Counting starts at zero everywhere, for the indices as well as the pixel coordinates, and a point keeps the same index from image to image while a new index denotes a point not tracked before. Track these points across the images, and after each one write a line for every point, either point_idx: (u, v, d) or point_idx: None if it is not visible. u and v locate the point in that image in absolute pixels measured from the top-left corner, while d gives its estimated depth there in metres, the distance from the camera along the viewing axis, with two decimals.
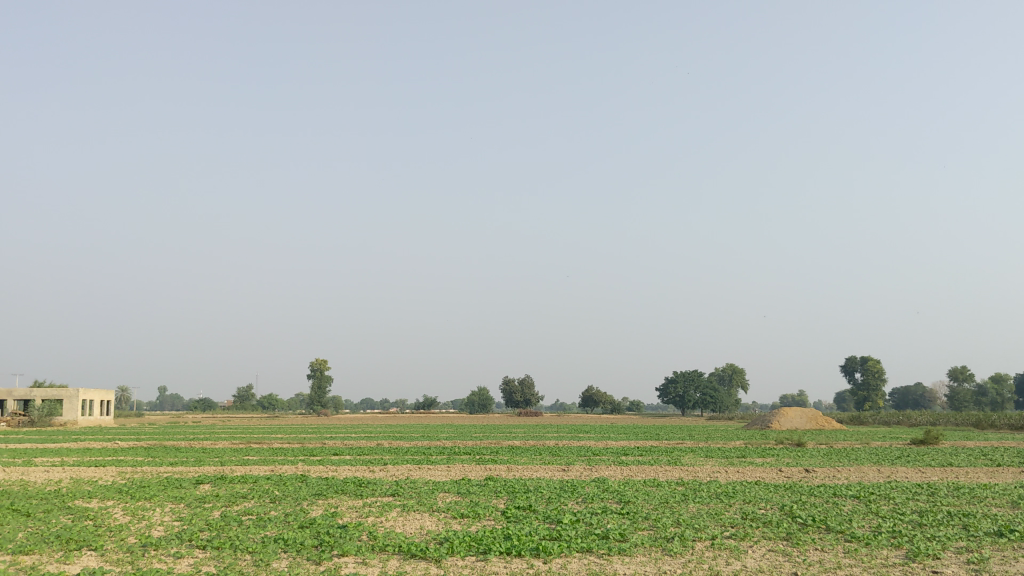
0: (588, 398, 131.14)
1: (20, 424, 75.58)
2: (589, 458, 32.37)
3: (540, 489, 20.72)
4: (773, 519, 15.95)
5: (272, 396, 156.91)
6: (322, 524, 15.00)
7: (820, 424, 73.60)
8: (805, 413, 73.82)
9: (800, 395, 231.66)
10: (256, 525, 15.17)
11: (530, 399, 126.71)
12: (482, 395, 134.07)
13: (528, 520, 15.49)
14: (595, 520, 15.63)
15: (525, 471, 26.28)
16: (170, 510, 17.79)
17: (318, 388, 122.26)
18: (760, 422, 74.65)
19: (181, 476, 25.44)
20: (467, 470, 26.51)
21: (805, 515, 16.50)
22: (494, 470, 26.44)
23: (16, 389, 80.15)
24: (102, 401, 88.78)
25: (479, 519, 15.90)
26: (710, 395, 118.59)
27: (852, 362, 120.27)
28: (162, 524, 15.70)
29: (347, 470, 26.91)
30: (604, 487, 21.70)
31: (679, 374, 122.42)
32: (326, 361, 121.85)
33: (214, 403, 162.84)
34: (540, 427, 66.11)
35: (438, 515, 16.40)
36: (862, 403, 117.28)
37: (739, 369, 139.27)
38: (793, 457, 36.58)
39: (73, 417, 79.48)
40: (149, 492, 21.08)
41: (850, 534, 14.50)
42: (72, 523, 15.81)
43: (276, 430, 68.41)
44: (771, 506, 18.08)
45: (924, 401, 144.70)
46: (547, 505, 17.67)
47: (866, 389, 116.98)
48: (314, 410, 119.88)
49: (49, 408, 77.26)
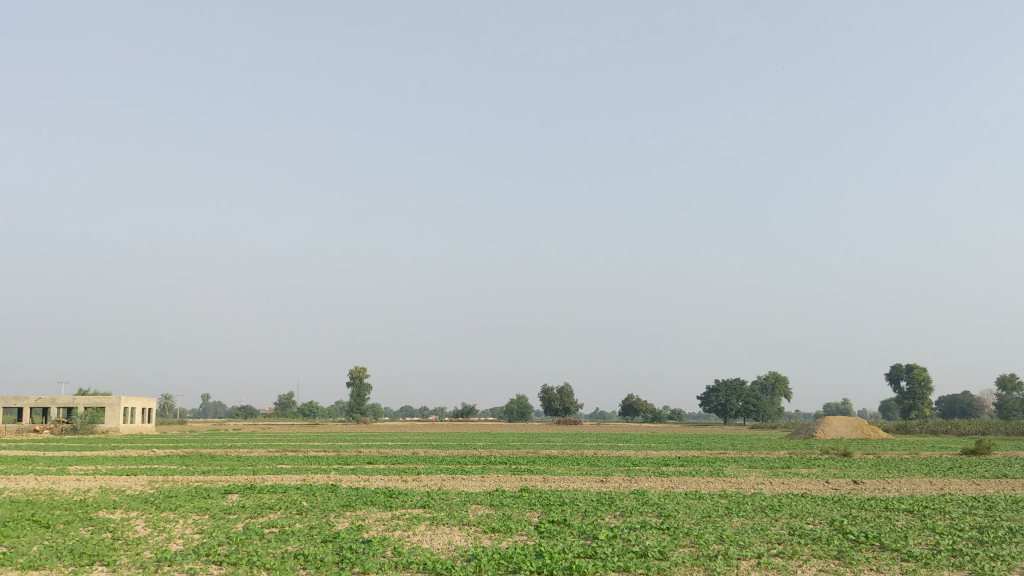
0: (628, 407, 129.89)
1: (63, 431, 76.02)
2: (629, 468, 31.57)
3: (577, 502, 19.90)
4: (822, 535, 15.05)
5: (313, 403, 157.12)
6: (346, 538, 14.37)
7: (867, 434, 71.78)
8: (851, 422, 72.32)
9: (844, 403, 228.51)
10: (278, 539, 14.53)
11: (569, 407, 125.64)
12: (522, 403, 133.41)
13: (563, 536, 14.71)
14: (634, 535, 14.81)
15: (562, 482, 25.58)
16: (193, 521, 17.24)
17: (358, 395, 122.17)
18: (805, 431, 73.07)
19: (209, 486, 25.02)
20: (502, 480, 25.78)
21: (857, 531, 15.57)
22: (529, 481, 25.79)
23: (59, 397, 80.68)
24: (144, 409, 89.19)
25: (511, 535, 15.17)
26: (752, 404, 117.03)
27: (898, 369, 117.98)
28: (184, 537, 15.17)
29: (380, 480, 26.33)
30: (643, 500, 20.83)
31: (721, 382, 120.66)
32: (365, 368, 121.74)
33: (255, 411, 163.66)
34: (579, 436, 65.17)
35: (468, 529, 15.69)
36: (907, 412, 115.06)
37: (782, 377, 137.35)
38: (841, 468, 35.42)
39: (115, 424, 79.84)
40: (173, 503, 20.58)
41: (907, 553, 13.57)
42: (90, 535, 15.38)
43: (314, 438, 68.07)
44: (818, 521, 17.18)
45: (972, 410, 141.73)
46: (583, 519, 16.88)
47: (912, 398, 114.59)
48: (355, 418, 119.74)
49: (92, 415, 77.71)
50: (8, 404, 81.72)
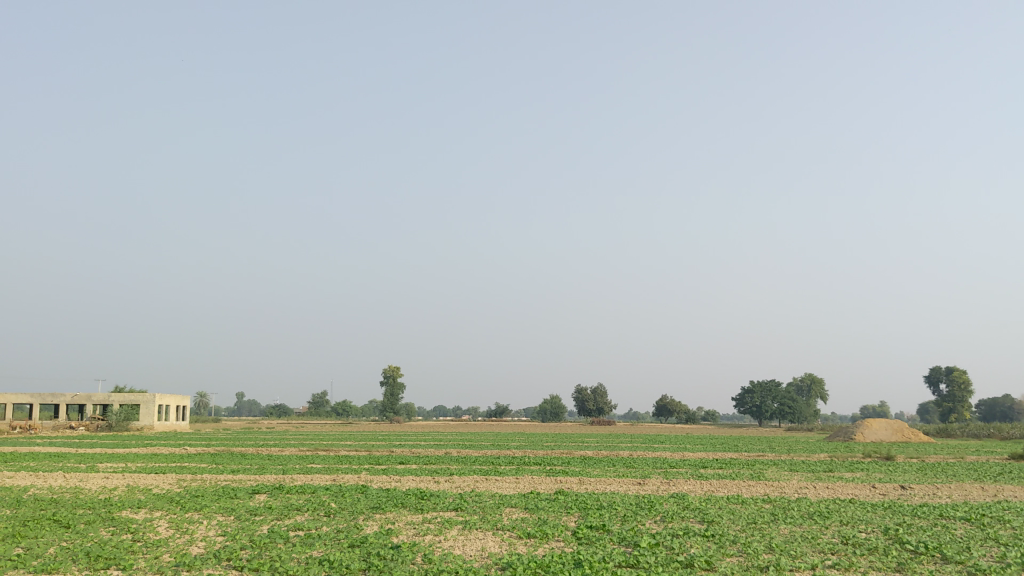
0: (662, 408, 128.76)
1: (98, 429, 76.25)
2: (667, 471, 30.58)
3: (614, 506, 19.03)
4: (879, 545, 14.13)
5: (347, 402, 157.07)
6: (374, 542, 13.69)
7: (908, 437, 70.04)
8: (891, 425, 70.75)
9: (882, 405, 226.08)
10: (303, 543, 13.86)
11: (602, 408, 124.49)
12: (555, 403, 132.49)
13: (602, 543, 13.96)
14: (677, 544, 14.01)
15: (599, 484, 24.72)
16: (217, 522, 16.64)
17: (391, 395, 121.93)
18: (843, 433, 71.56)
19: (237, 485, 24.44)
20: (537, 482, 24.94)
21: (917, 541, 14.59)
22: (565, 482, 24.99)
23: (95, 394, 80.98)
24: (179, 407, 89.43)
25: (547, 541, 14.42)
26: (788, 405, 115.11)
27: (938, 372, 115.74)
28: (204, 540, 14.56)
29: (412, 480, 25.70)
30: (684, 504, 19.98)
31: (755, 384, 119.03)
32: (399, 367, 121.59)
33: (290, 409, 164.24)
34: (615, 437, 64.11)
35: (503, 534, 14.98)
36: (946, 414, 112.61)
37: (818, 379, 135.35)
38: (886, 472, 34.28)
39: (149, 421, 80.05)
40: (199, 503, 20.05)
41: (972, 566, 12.62)
42: (111, 537, 14.81)
43: (347, 437, 67.59)
44: (872, 528, 16.27)
45: (1013, 413, 139.08)
46: (624, 525, 16.11)
47: (952, 400, 112.41)
48: (388, 417, 119.51)
49: (126, 413, 77.96)
50: (44, 400, 82.18)
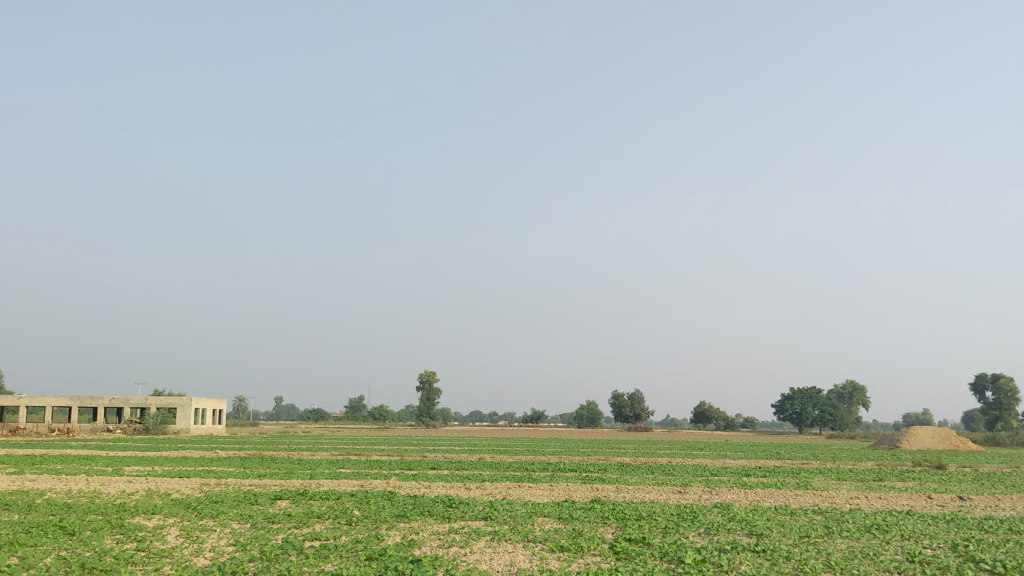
0: (700, 415, 126.89)
1: (135, 432, 76.09)
2: (708, 478, 29.44)
3: (654, 517, 17.81)
4: (950, 564, 12.74)
5: (384, 406, 156.70)
6: (395, 556, 12.53)
7: (956, 445, 67.94)
8: (938, 432, 68.59)
9: (925, 413, 222.06)
10: (317, 556, 12.74)
11: (640, 414, 122.80)
12: (592, 408, 130.91)
13: (641, 558, 12.75)
14: (726, 560, 12.70)
15: (637, 492, 23.56)
16: (230, 531, 15.66)
17: (428, 400, 121.06)
18: (888, 441, 69.51)
19: (259, 490, 23.50)
20: (572, 489, 23.75)
21: (994, 559, 13.17)
22: (601, 490, 23.85)
23: (132, 397, 80.56)
24: (216, 411, 89.08)
25: (581, 556, 13.22)
26: (829, 412, 112.65)
27: (984, 379, 112.69)
28: (213, 550, 13.48)
29: (442, 487, 24.55)
30: (730, 515, 18.67)
31: (796, 391, 116.80)
32: (435, 372, 120.69)
33: (327, 413, 164.12)
34: (653, 444, 62.54)
35: (533, 547, 13.83)
36: (992, 422, 109.61)
37: (860, 386, 132.57)
38: (939, 482, 32.82)
39: (186, 425, 79.68)
40: (216, 509, 19.08)
41: None
42: (115, 546, 13.86)
43: (379, 441, 66.53)
44: (939, 544, 14.94)
45: None
46: (666, 538, 14.89)
47: (998, 408, 109.26)
48: (424, 422, 118.60)
49: (163, 416, 77.69)
50: (83, 404, 82.13)
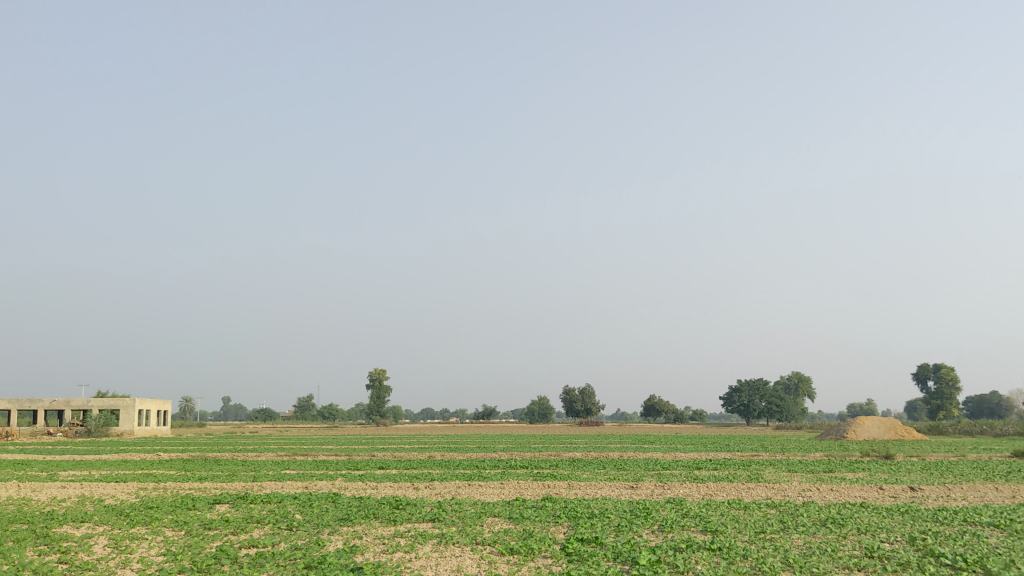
0: (650, 408, 127.30)
1: (77, 434, 74.15)
2: (661, 472, 29.13)
3: (608, 515, 17.31)
4: (911, 559, 12.36)
5: (333, 405, 155.07)
6: (335, 564, 11.85)
7: (901, 434, 68.61)
8: (884, 422, 69.21)
9: (868, 404, 225.68)
10: (251, 565, 12.02)
11: (591, 408, 122.87)
12: (543, 404, 130.48)
13: (594, 560, 12.19)
14: (680, 560, 12.21)
15: (588, 489, 23.08)
16: (163, 539, 14.87)
17: (377, 398, 119.99)
18: (835, 432, 69.98)
19: (198, 495, 22.61)
20: (523, 488, 23.21)
21: (953, 554, 12.81)
22: (552, 488, 23.34)
23: (73, 399, 78.57)
24: (161, 412, 87.21)
25: (532, 558, 12.65)
26: (776, 404, 113.66)
27: (925, 369, 114.38)
28: (141, 562, 12.67)
29: (389, 488, 23.83)
30: (684, 511, 18.29)
31: (743, 383, 117.63)
32: (384, 370, 119.56)
33: (275, 413, 162.07)
34: (603, 438, 62.30)
35: (480, 551, 13.21)
36: (934, 412, 111.34)
37: (806, 378, 133.93)
38: (889, 471, 32.85)
39: (130, 427, 77.82)
40: (149, 515, 18.23)
41: None
42: (35, 559, 12.98)
43: (327, 440, 65.40)
44: (897, 538, 14.62)
45: (1000, 411, 136.99)
46: (620, 537, 14.39)
47: (940, 397, 111.02)
48: (374, 420, 117.45)
49: (106, 417, 75.84)
50: (22, 408, 80.03)
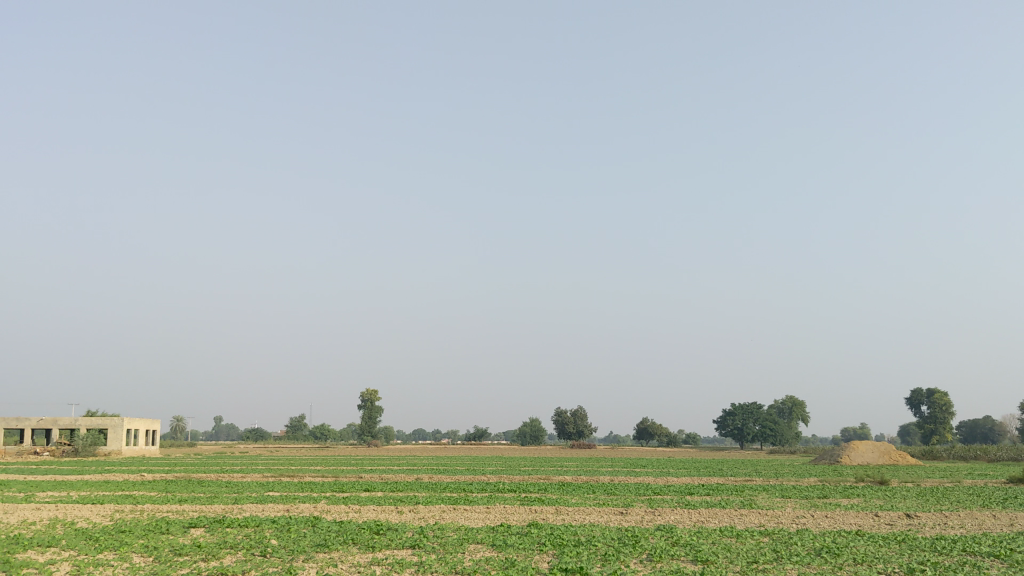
0: (643, 431, 126.59)
1: (63, 454, 73.14)
2: (651, 498, 28.47)
3: (594, 542, 16.75)
4: None
5: (325, 426, 154.08)
6: None
7: (895, 459, 68.03)
8: (878, 447, 68.60)
9: (861, 428, 225.07)
10: None
11: (583, 431, 122.14)
12: (535, 426, 129.75)
13: None
14: None
15: (577, 514, 22.45)
16: (128, 566, 14.22)
17: (369, 418, 119.30)
18: (829, 456, 69.30)
19: (174, 517, 21.91)
20: (510, 512, 22.54)
21: None
22: (540, 513, 22.69)
23: (61, 418, 77.68)
24: (150, 431, 86.24)
25: None
26: (770, 428, 113.13)
27: (919, 394, 113.84)
28: None
29: (373, 511, 23.14)
30: (673, 539, 17.70)
31: (737, 407, 117.07)
32: (376, 392, 118.76)
33: (266, 433, 160.96)
34: (594, 461, 61.45)
35: None
36: (927, 437, 110.85)
37: (800, 402, 133.37)
38: (883, 497, 32.18)
39: (118, 446, 76.83)
40: (120, 540, 17.57)
41: None
42: None
43: (314, 462, 64.40)
44: (894, 569, 14.06)
45: (993, 436, 136.51)
46: (605, 567, 13.77)
47: (933, 422, 110.40)
48: (366, 440, 116.60)
49: (93, 437, 74.90)
50: (9, 427, 79.13)
